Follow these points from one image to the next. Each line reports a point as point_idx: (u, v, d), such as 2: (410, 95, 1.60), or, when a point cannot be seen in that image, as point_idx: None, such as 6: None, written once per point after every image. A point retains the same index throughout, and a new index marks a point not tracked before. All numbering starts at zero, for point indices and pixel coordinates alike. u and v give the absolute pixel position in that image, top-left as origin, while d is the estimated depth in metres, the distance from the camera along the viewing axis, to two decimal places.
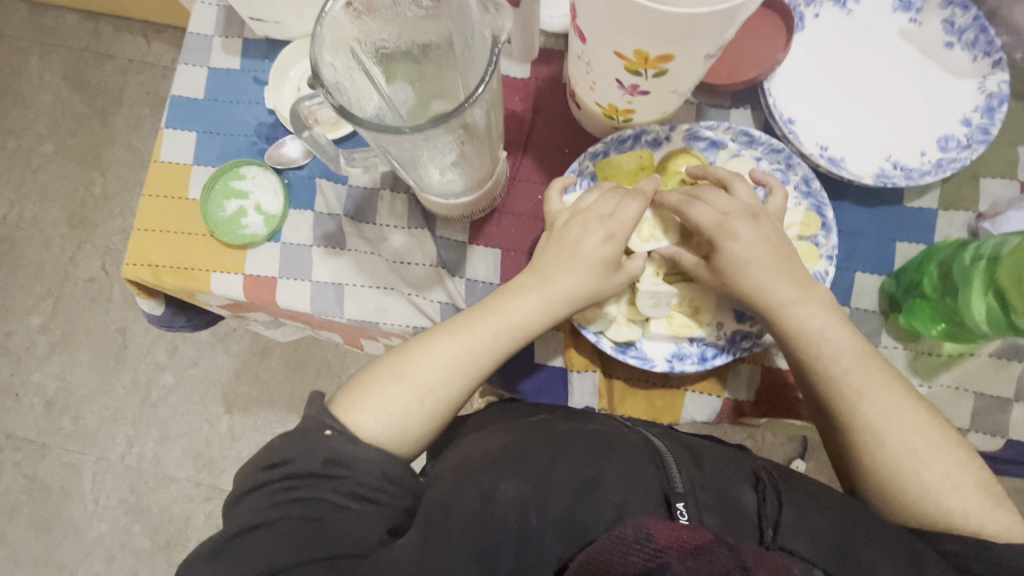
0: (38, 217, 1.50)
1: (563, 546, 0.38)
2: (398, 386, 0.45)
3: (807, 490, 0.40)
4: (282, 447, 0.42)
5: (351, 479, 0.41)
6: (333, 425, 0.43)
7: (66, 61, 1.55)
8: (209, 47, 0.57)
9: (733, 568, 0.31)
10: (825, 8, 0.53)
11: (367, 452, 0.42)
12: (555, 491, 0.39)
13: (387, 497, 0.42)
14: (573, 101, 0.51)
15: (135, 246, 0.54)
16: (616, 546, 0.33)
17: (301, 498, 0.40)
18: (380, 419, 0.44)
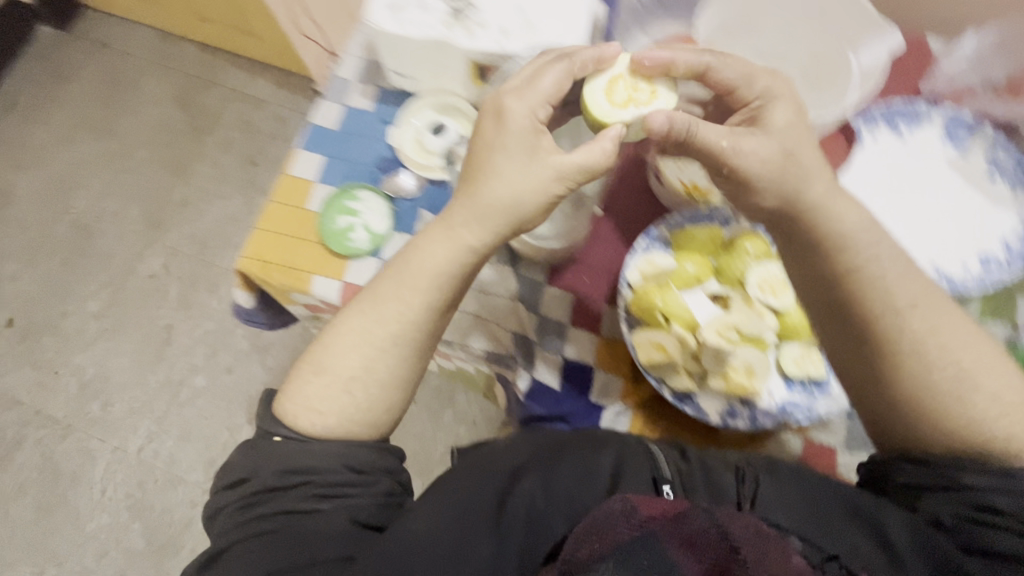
0: (119, 212, 1.62)
1: (567, 525, 0.44)
2: (316, 380, 0.49)
3: (783, 474, 0.45)
4: (245, 463, 0.47)
5: (313, 481, 0.45)
6: (279, 432, 0.48)
7: (177, 84, 1.75)
8: (348, 89, 0.67)
9: (707, 526, 0.39)
10: (882, 131, 0.61)
11: (322, 449, 0.46)
12: (558, 483, 0.45)
13: (357, 489, 0.46)
14: (655, 176, 0.59)
15: (253, 242, 0.62)
16: (604, 516, 0.40)
17: (266, 507, 0.45)
18: (314, 418, 0.48)
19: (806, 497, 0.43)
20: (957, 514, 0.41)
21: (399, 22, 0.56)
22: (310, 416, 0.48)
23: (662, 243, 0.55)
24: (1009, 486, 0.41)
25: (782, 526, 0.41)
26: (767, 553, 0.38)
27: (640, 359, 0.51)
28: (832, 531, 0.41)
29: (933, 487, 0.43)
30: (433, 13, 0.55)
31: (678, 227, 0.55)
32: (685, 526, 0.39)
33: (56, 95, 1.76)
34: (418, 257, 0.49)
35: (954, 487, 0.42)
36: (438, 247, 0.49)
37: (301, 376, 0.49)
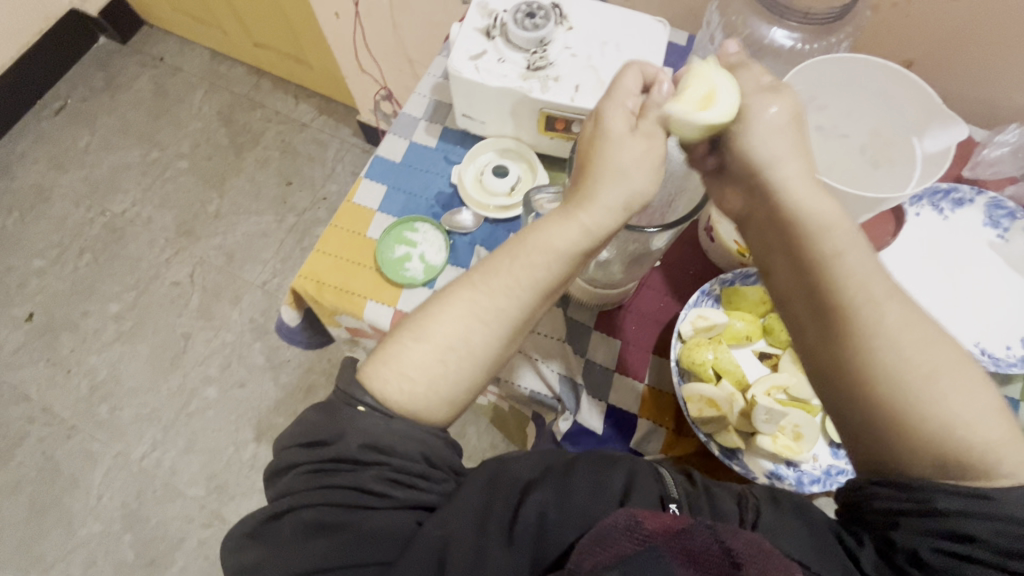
0: (152, 218, 1.66)
1: (577, 532, 0.42)
2: (415, 345, 0.47)
3: (784, 498, 0.43)
4: (323, 426, 0.44)
5: (388, 465, 0.43)
6: (363, 401, 0.44)
7: (224, 101, 1.82)
8: (415, 126, 0.71)
9: (711, 542, 0.36)
10: (925, 211, 0.64)
11: (401, 428, 0.44)
12: (574, 499, 0.43)
13: (429, 483, 0.44)
14: (706, 235, 0.61)
15: (311, 263, 0.64)
16: (609, 529, 0.38)
17: (338, 480, 0.42)
18: (404, 385, 0.45)
19: (811, 526, 0.40)
20: (936, 550, 0.35)
21: (478, 70, 0.59)
22: (402, 385, 0.45)
23: (713, 299, 0.57)
24: (993, 513, 0.34)
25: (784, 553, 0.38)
26: (774, 567, 0.35)
27: (691, 412, 0.52)
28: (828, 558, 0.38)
29: (912, 511, 0.36)
30: (510, 65, 0.59)
31: (729, 284, 0.57)
32: (687, 542, 0.36)
33: (106, 102, 1.83)
34: (540, 233, 0.47)
35: (925, 510, 0.36)
36: (556, 233, 0.47)
37: (399, 340, 0.47)
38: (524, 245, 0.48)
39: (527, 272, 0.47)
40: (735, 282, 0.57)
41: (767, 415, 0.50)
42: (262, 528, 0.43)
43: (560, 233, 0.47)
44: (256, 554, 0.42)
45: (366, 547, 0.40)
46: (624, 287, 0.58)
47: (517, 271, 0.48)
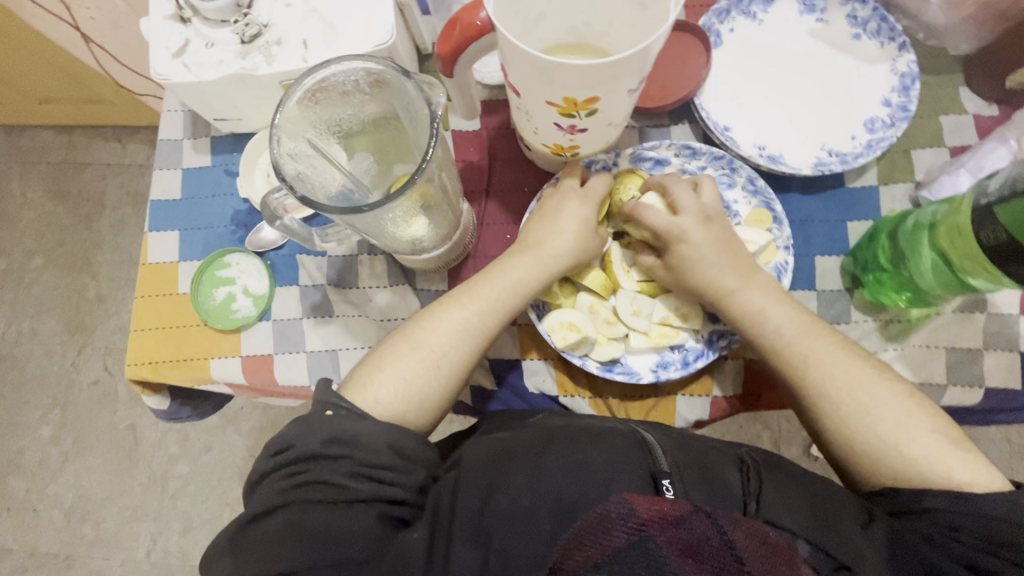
0: (37, 329, 1.52)
1: (552, 521, 0.40)
2: (412, 354, 0.47)
3: (789, 472, 0.43)
4: (291, 427, 0.43)
5: (353, 458, 0.42)
6: (335, 403, 0.44)
7: (46, 176, 1.61)
8: (180, 149, 0.61)
9: (711, 533, 0.34)
10: (739, 22, 0.57)
11: (375, 426, 0.43)
12: (547, 477, 0.42)
13: (396, 476, 0.43)
14: (523, 144, 0.55)
15: (134, 347, 0.57)
16: (599, 521, 0.36)
17: (308, 477, 0.41)
18: (400, 386, 0.46)
19: (814, 499, 0.40)
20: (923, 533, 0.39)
21: (188, 67, 0.49)
22: (396, 385, 0.46)
23: None
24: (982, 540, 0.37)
25: (788, 529, 0.38)
26: (781, 561, 0.34)
27: (557, 343, 0.48)
28: (834, 530, 0.38)
29: (908, 513, 0.40)
30: (222, 47, 0.49)
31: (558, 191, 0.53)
32: (686, 532, 0.34)
33: None
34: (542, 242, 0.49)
35: (915, 508, 0.40)
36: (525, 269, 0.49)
37: (396, 352, 0.47)
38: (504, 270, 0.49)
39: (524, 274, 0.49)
40: None
41: (633, 306, 0.49)
42: (233, 537, 0.41)
43: (558, 233, 0.49)
44: (232, 563, 0.40)
45: (326, 548, 0.38)
46: (455, 238, 0.53)
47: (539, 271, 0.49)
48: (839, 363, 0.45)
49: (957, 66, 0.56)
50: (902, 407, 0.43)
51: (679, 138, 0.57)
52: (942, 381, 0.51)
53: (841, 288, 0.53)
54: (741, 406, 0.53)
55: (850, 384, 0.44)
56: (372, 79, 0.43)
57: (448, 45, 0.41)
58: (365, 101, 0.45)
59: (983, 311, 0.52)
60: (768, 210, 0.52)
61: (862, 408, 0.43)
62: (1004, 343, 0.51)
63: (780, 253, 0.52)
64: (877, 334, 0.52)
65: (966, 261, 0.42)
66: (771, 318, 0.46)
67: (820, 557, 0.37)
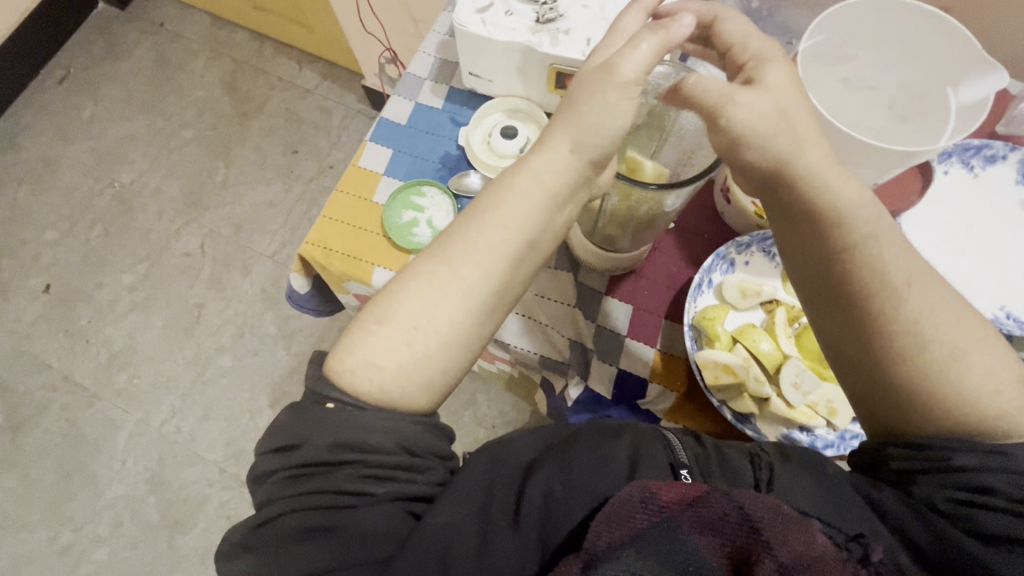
0: (160, 189, 1.66)
1: (586, 510, 0.43)
2: (380, 329, 0.45)
3: (806, 457, 0.43)
4: (295, 428, 0.43)
5: (363, 461, 0.42)
6: (332, 397, 0.44)
7: (227, 68, 1.78)
8: (421, 86, 0.68)
9: (729, 509, 0.36)
10: (955, 169, 0.61)
11: (373, 421, 0.43)
12: (579, 474, 0.44)
13: (412, 473, 0.44)
14: (723, 196, 0.59)
15: (318, 229, 0.63)
16: (621, 506, 0.37)
17: (314, 482, 0.42)
18: (371, 373, 0.44)
19: (824, 484, 0.41)
20: (950, 499, 0.37)
21: (484, 23, 0.56)
22: (379, 370, 0.44)
23: (728, 262, 0.56)
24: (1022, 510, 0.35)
25: (800, 509, 0.39)
26: (796, 527, 0.35)
27: (706, 380, 0.51)
28: (841, 507, 0.39)
29: (928, 469, 0.38)
30: (518, 18, 0.56)
31: (746, 247, 0.55)
32: (704, 512, 0.36)
33: (109, 70, 1.80)
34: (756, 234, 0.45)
35: (945, 469, 0.37)
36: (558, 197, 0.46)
37: (362, 329, 0.46)
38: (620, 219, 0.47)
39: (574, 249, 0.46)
40: (752, 244, 0.56)
41: (796, 378, 0.50)
42: (251, 534, 0.43)
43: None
44: (252, 561, 0.42)
45: (357, 548, 0.40)
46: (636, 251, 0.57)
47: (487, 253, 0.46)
48: None
49: None
50: None
51: None
52: None
53: None
54: None
55: None
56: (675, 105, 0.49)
57: None
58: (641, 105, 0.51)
59: None
60: None
61: None
62: None
63: None
64: None
65: None
66: None
67: (831, 527, 0.38)
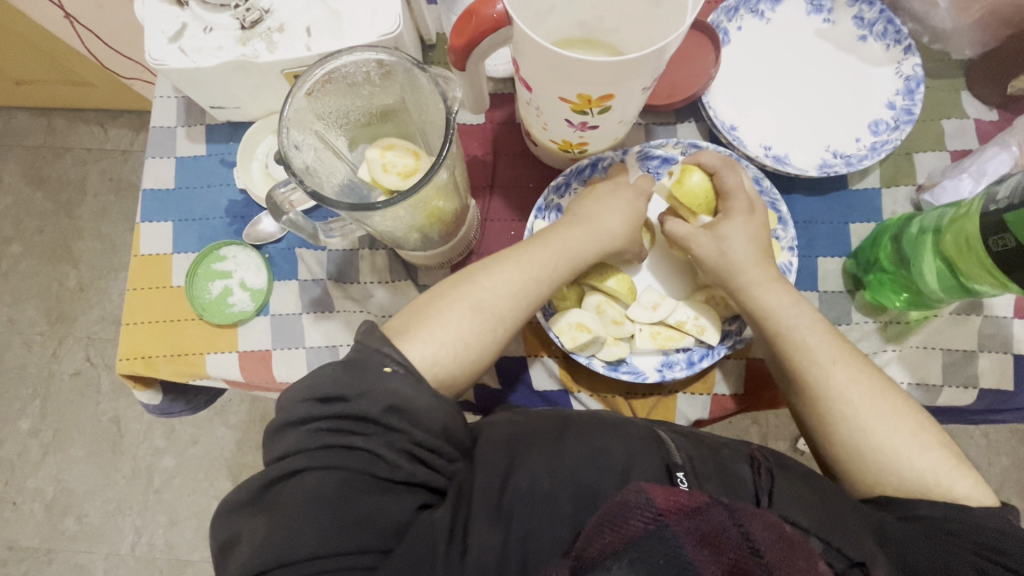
0: (15, 319, 1.48)
1: (573, 505, 0.41)
2: (471, 316, 0.45)
3: (794, 469, 0.43)
4: (343, 380, 0.39)
5: (406, 435, 0.39)
6: (392, 360, 0.41)
7: (24, 160, 1.55)
8: (173, 137, 0.59)
9: (729, 526, 0.34)
10: (747, 21, 0.57)
11: (433, 403, 0.40)
12: (568, 462, 0.42)
13: (441, 460, 0.41)
14: (529, 139, 0.55)
15: (126, 340, 0.55)
16: (617, 509, 0.35)
17: (349, 444, 0.38)
18: (461, 351, 0.44)
19: (822, 498, 0.40)
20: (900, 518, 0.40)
21: (186, 53, 0.47)
22: (454, 348, 0.44)
23: (555, 210, 0.54)
24: None
25: (800, 526, 0.38)
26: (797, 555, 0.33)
27: (566, 344, 0.48)
28: (845, 529, 0.38)
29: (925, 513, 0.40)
30: (221, 32, 0.47)
31: (565, 187, 0.53)
32: (705, 522, 0.33)
33: None
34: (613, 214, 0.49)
35: (912, 512, 0.40)
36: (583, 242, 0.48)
37: (455, 312, 0.45)
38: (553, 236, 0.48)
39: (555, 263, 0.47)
40: (571, 182, 0.54)
41: (654, 300, 0.49)
42: (263, 487, 0.39)
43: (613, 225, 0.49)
44: (264, 515, 0.38)
45: (356, 530, 0.36)
46: (460, 235, 0.52)
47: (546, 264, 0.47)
48: (840, 378, 0.44)
49: (959, 71, 0.57)
50: (894, 415, 0.43)
51: (686, 136, 0.57)
52: (938, 383, 0.52)
53: (842, 289, 0.54)
54: (743, 406, 0.53)
55: (849, 396, 0.44)
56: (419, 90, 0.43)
57: (463, 37, 0.39)
58: (386, 89, 0.44)
59: (979, 314, 0.52)
60: (773, 211, 0.52)
61: (863, 424, 0.43)
62: (999, 346, 0.52)
63: (784, 253, 0.52)
64: (877, 335, 0.53)
65: (967, 265, 0.43)
66: (772, 337, 0.46)
67: (833, 552, 0.37)
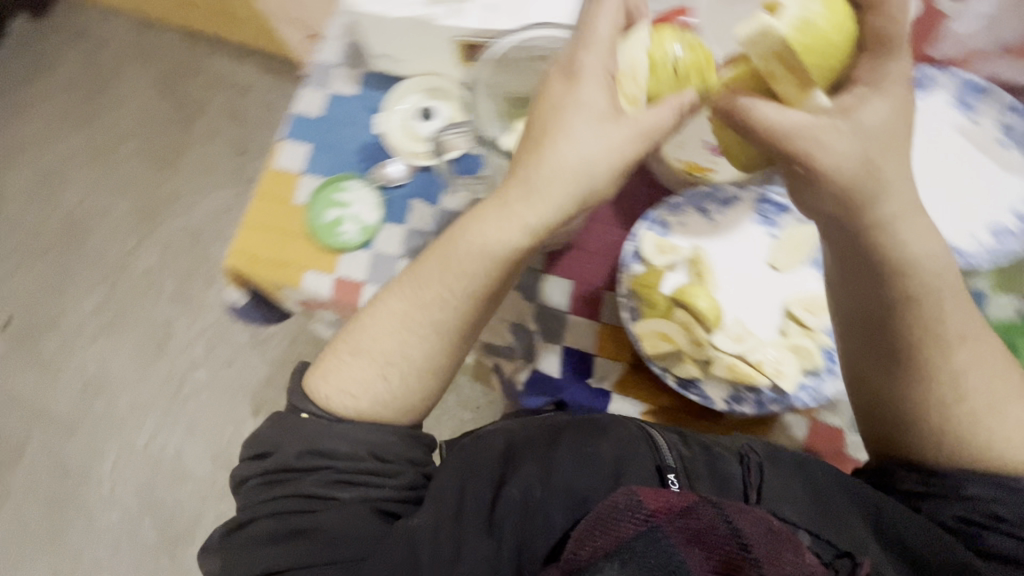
0: (109, 208, 1.60)
1: (564, 516, 0.47)
2: (352, 360, 0.51)
3: (783, 458, 0.48)
4: (270, 438, 0.50)
5: (332, 468, 0.47)
6: (306, 408, 0.50)
7: (160, 72, 1.70)
8: (331, 74, 0.64)
9: (716, 521, 0.38)
10: None
11: (345, 429, 0.49)
12: (562, 475, 0.49)
13: (382, 479, 0.48)
14: (653, 156, 0.57)
15: (241, 239, 0.60)
16: (609, 511, 0.40)
17: (284, 488, 0.47)
18: (348, 401, 0.50)
19: (817, 492, 0.46)
20: (956, 517, 0.44)
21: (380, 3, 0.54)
22: (343, 398, 0.50)
23: (662, 226, 0.54)
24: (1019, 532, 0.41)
25: (791, 519, 0.45)
26: (786, 542, 0.39)
27: (646, 350, 0.50)
28: (838, 523, 0.44)
29: (935, 494, 0.45)
30: None
31: (679, 208, 0.54)
32: (693, 521, 0.38)
33: (36, 89, 1.72)
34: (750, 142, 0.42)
35: (956, 494, 0.44)
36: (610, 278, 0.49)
37: (350, 355, 0.51)
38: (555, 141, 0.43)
39: (457, 281, 0.48)
40: (686, 205, 0.54)
41: (736, 335, 0.50)
42: (223, 541, 0.47)
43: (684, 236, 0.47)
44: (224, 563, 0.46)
45: (329, 550, 0.44)
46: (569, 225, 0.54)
47: (433, 299, 0.49)
48: None
49: None
50: None
51: None
52: None
53: None
54: None
55: None
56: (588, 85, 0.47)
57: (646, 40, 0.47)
58: (541, 79, 0.50)
59: None
60: None
61: None
62: None
63: None
64: None
65: None
66: None
67: (824, 544, 0.44)
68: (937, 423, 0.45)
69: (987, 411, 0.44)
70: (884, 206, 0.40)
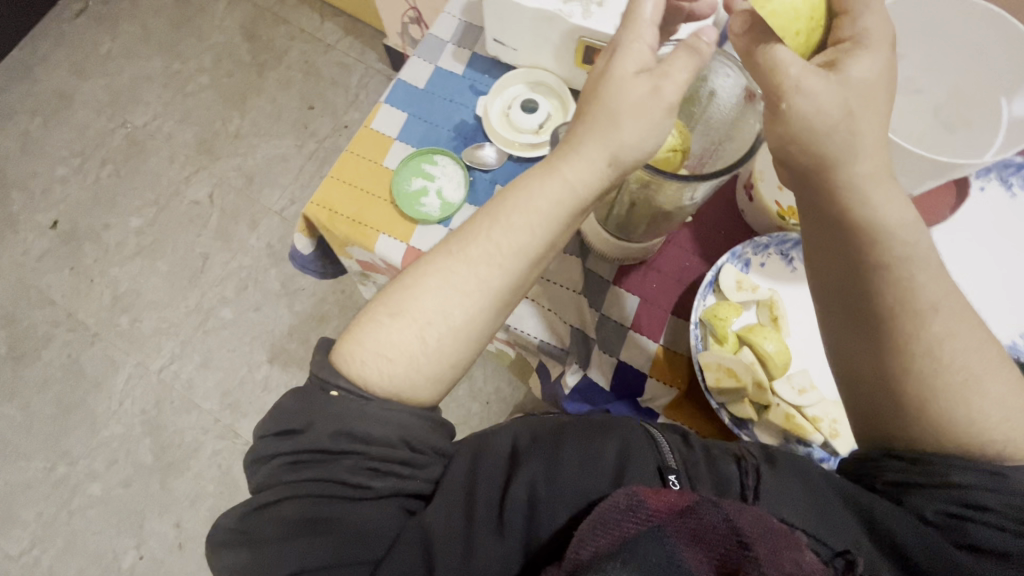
0: (173, 134, 1.64)
1: (569, 514, 0.41)
2: (392, 322, 0.44)
3: (802, 467, 0.41)
4: (299, 412, 0.42)
5: (364, 454, 0.41)
6: (336, 385, 0.42)
7: (249, 14, 1.73)
8: (442, 49, 0.65)
9: (718, 522, 0.34)
10: (992, 185, 0.58)
11: (377, 412, 0.42)
12: (566, 472, 0.42)
13: (414, 470, 0.42)
14: (745, 192, 0.57)
15: (323, 189, 0.60)
16: (609, 511, 0.36)
17: (312, 473, 0.40)
18: (383, 366, 0.43)
19: (813, 493, 0.39)
20: (941, 510, 0.37)
21: None
22: (379, 364, 0.43)
23: (743, 263, 0.54)
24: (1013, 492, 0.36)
25: (787, 521, 0.38)
26: (783, 542, 0.34)
27: (707, 381, 0.50)
28: (834, 521, 0.38)
29: (924, 483, 0.38)
30: None
31: (764, 249, 0.53)
32: (695, 521, 0.35)
33: (129, 6, 1.76)
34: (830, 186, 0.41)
35: (941, 484, 0.37)
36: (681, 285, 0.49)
37: (391, 310, 0.44)
38: (619, 119, 0.40)
39: (507, 238, 0.44)
40: (771, 246, 0.54)
41: (796, 386, 0.49)
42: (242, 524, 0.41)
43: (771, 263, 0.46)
44: (249, 554, 0.39)
45: (352, 547, 0.39)
46: (650, 242, 0.55)
47: (481, 255, 0.44)
48: None
49: None
50: None
51: None
52: None
53: None
54: None
55: None
56: (711, 85, 0.47)
57: None
58: None
59: None
60: None
61: None
62: None
63: None
64: None
65: None
66: None
67: (819, 543, 0.37)
68: (936, 402, 0.38)
69: (960, 386, 0.38)
70: (852, 166, 0.38)
